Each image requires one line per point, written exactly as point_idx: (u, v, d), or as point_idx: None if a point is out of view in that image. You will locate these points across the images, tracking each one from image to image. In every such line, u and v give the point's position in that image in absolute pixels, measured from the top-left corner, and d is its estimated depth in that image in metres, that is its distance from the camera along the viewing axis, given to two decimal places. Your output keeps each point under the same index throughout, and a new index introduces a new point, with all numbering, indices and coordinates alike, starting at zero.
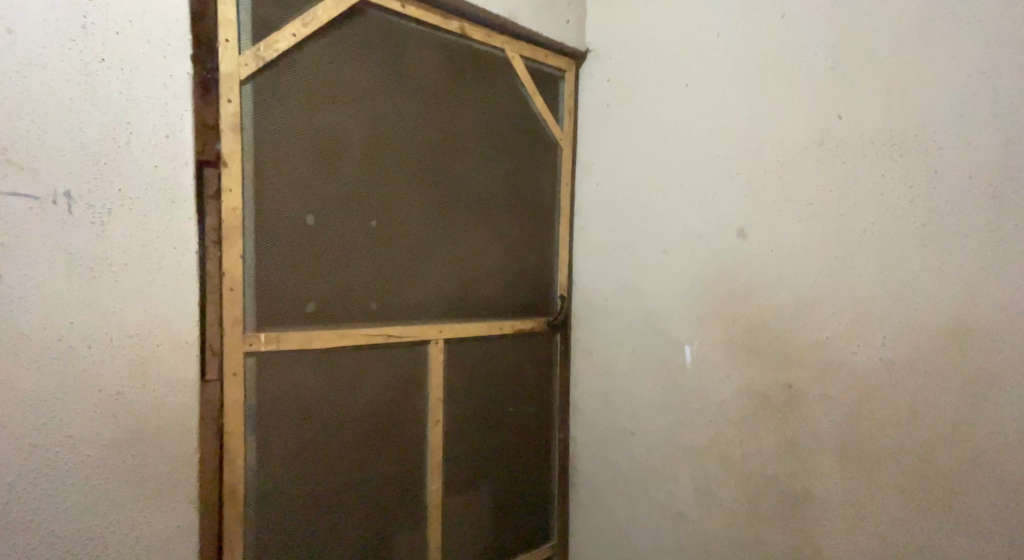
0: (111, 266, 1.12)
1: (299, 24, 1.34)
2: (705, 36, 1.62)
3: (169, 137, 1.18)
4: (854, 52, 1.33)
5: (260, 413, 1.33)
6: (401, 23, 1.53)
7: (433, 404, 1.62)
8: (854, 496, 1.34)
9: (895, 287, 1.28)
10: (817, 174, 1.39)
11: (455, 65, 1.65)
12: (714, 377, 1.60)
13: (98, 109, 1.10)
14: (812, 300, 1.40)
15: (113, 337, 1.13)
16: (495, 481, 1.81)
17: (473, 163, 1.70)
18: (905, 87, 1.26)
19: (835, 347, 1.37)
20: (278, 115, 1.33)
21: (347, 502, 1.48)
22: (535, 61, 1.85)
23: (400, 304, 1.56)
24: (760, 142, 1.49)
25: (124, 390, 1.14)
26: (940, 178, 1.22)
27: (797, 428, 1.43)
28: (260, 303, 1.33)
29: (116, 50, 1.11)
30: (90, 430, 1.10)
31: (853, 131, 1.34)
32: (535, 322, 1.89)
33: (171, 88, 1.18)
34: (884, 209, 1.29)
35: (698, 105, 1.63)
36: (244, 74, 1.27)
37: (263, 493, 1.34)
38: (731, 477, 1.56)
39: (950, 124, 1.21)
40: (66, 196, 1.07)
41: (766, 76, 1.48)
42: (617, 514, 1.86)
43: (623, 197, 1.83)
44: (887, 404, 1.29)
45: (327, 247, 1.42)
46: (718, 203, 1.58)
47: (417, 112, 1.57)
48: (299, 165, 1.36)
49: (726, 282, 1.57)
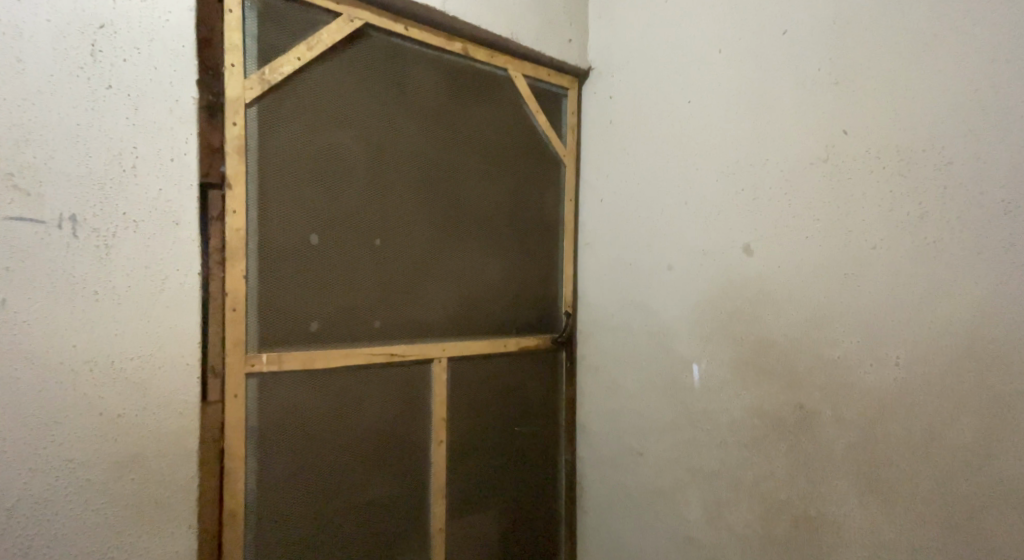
0: (114, 288, 1.13)
1: (303, 47, 1.36)
2: (706, 53, 1.62)
3: (174, 161, 1.20)
4: (854, 68, 1.33)
5: (262, 434, 1.33)
6: (403, 45, 1.55)
7: (436, 425, 1.61)
8: (870, 522, 1.29)
9: (908, 305, 1.24)
10: (822, 189, 1.37)
11: (457, 85, 1.66)
12: (722, 396, 1.57)
13: (105, 134, 1.12)
14: (822, 317, 1.37)
15: (114, 359, 1.13)
16: (501, 503, 1.78)
17: (475, 181, 1.70)
18: (909, 102, 1.25)
19: (846, 366, 1.33)
20: (283, 136, 1.35)
21: (349, 525, 1.46)
22: (536, 79, 1.85)
23: (402, 323, 1.56)
24: (765, 158, 1.48)
25: (125, 413, 1.14)
26: (949, 194, 1.20)
27: (810, 451, 1.39)
28: (263, 324, 1.33)
29: (122, 77, 1.13)
30: (91, 453, 1.11)
31: (856, 147, 1.32)
32: (540, 339, 1.88)
33: (177, 113, 1.20)
34: (895, 226, 1.26)
35: (700, 121, 1.63)
36: (249, 97, 1.29)
37: (263, 516, 1.33)
38: (743, 500, 1.52)
39: (957, 139, 1.19)
40: (71, 221, 1.09)
41: (767, 93, 1.48)
42: (627, 537, 1.82)
43: (628, 213, 1.82)
44: (903, 427, 1.25)
45: (330, 266, 1.42)
46: (724, 219, 1.57)
47: (420, 132, 1.58)
48: (303, 185, 1.37)
49: (733, 299, 1.55)
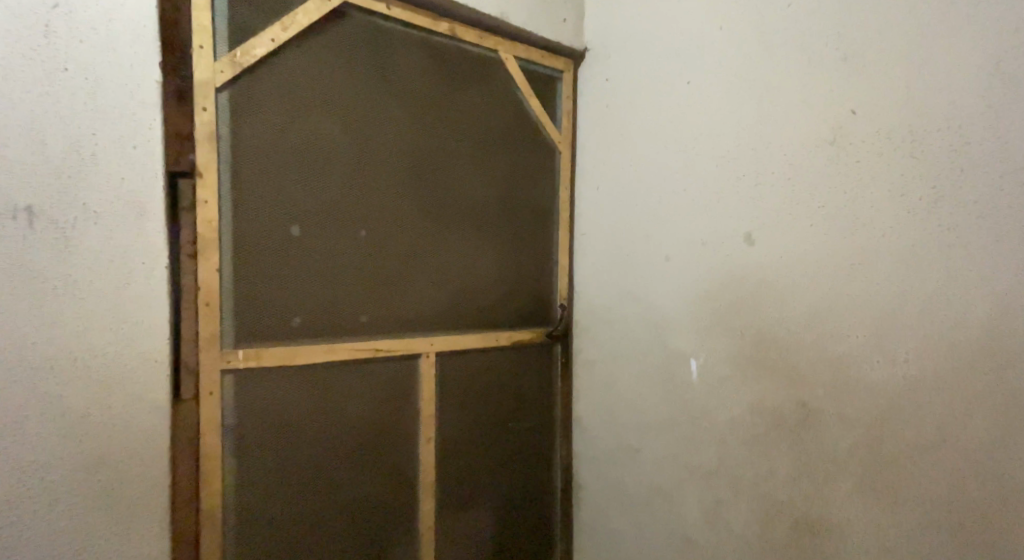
0: (75, 283, 1.07)
1: (278, 28, 1.29)
2: (708, 31, 1.53)
3: (137, 147, 1.13)
4: (866, 43, 1.23)
5: (240, 432, 1.29)
6: (386, 25, 1.47)
7: (425, 421, 1.56)
8: (875, 527, 1.22)
9: (919, 297, 1.16)
10: (828, 174, 1.29)
11: (445, 68, 1.59)
12: (722, 392, 1.50)
13: (61, 120, 1.05)
14: (828, 310, 1.29)
15: (78, 357, 1.08)
16: (494, 501, 1.73)
17: (464, 168, 1.63)
18: (924, 77, 1.16)
19: (852, 363, 1.26)
20: (259, 124, 1.29)
21: (334, 523, 1.42)
22: (529, 61, 1.77)
23: (388, 317, 1.50)
24: (767, 141, 1.40)
25: (91, 412, 1.09)
26: (966, 177, 1.11)
27: (813, 451, 1.32)
28: (239, 319, 1.28)
29: (80, 59, 1.07)
30: (55, 454, 1.06)
31: (866, 128, 1.23)
32: (534, 333, 1.81)
33: (139, 96, 1.13)
34: (907, 211, 1.18)
35: (701, 103, 1.54)
36: (219, 81, 1.23)
37: (243, 516, 1.29)
38: (742, 500, 1.46)
39: (976, 117, 1.10)
40: (27, 212, 1.03)
41: (772, 72, 1.39)
42: (624, 537, 1.77)
43: (624, 201, 1.75)
44: (911, 427, 1.18)
45: (312, 259, 1.36)
46: (725, 206, 1.48)
47: (405, 118, 1.51)
48: (282, 174, 1.32)
49: (733, 291, 1.47)
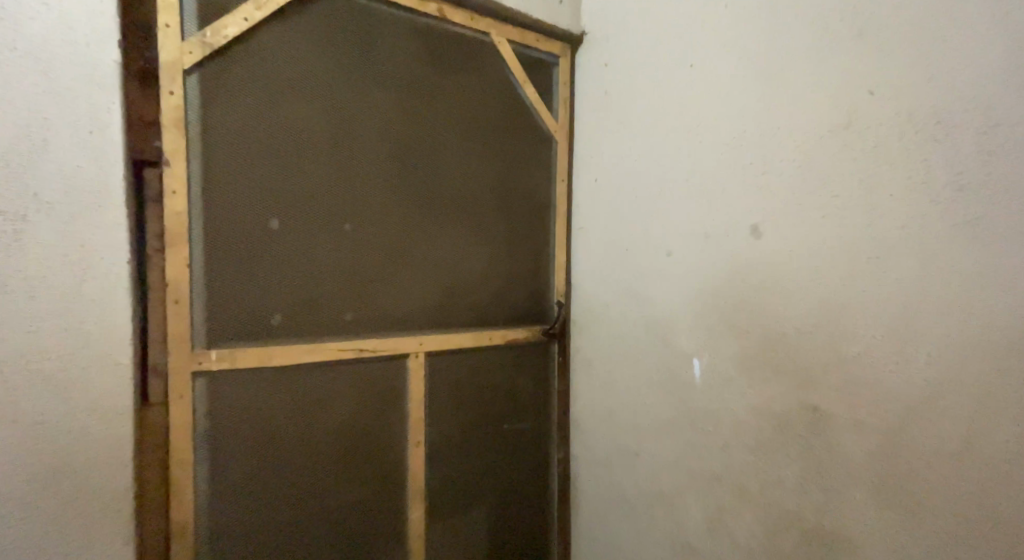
0: (26, 280, 0.99)
1: (251, 6, 1.21)
2: (712, 11, 1.44)
3: (94, 133, 1.05)
4: (883, 18, 1.14)
5: (213, 438, 1.21)
6: (370, 6, 1.39)
7: (414, 424, 1.48)
8: (892, 541, 1.14)
9: (942, 294, 1.07)
10: (842, 162, 1.20)
11: (435, 51, 1.50)
12: (726, 394, 1.41)
13: (9, 103, 0.97)
14: (841, 307, 1.20)
15: (31, 359, 1.00)
16: (488, 507, 1.65)
17: (455, 159, 1.55)
18: (948, 54, 1.06)
19: (867, 364, 1.17)
20: (233, 109, 1.20)
21: (316, 533, 1.34)
22: (523, 46, 1.69)
23: (374, 315, 1.42)
24: (776, 127, 1.31)
25: (47, 418, 1.02)
26: (995, 162, 1.01)
27: (824, 458, 1.23)
28: (211, 317, 1.20)
29: (29, 38, 0.99)
30: (7, 463, 0.99)
31: (884, 111, 1.14)
32: (529, 331, 1.73)
33: (96, 78, 1.05)
34: (928, 200, 1.08)
35: (705, 88, 1.45)
36: (187, 62, 1.15)
37: (217, 526, 1.22)
38: (748, 509, 1.37)
39: (1007, 96, 1.00)
40: None
41: (781, 52, 1.30)
42: (623, 545, 1.69)
43: (624, 192, 1.66)
44: (932, 434, 1.09)
45: (291, 254, 1.28)
46: (731, 197, 1.40)
47: (391, 104, 1.42)
48: (258, 163, 1.24)
49: (739, 287, 1.39)
